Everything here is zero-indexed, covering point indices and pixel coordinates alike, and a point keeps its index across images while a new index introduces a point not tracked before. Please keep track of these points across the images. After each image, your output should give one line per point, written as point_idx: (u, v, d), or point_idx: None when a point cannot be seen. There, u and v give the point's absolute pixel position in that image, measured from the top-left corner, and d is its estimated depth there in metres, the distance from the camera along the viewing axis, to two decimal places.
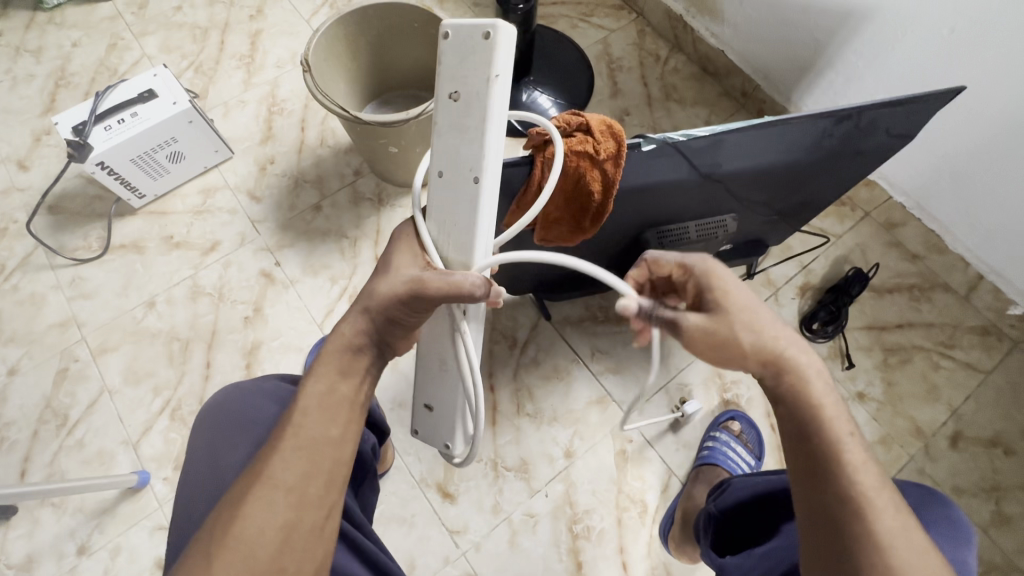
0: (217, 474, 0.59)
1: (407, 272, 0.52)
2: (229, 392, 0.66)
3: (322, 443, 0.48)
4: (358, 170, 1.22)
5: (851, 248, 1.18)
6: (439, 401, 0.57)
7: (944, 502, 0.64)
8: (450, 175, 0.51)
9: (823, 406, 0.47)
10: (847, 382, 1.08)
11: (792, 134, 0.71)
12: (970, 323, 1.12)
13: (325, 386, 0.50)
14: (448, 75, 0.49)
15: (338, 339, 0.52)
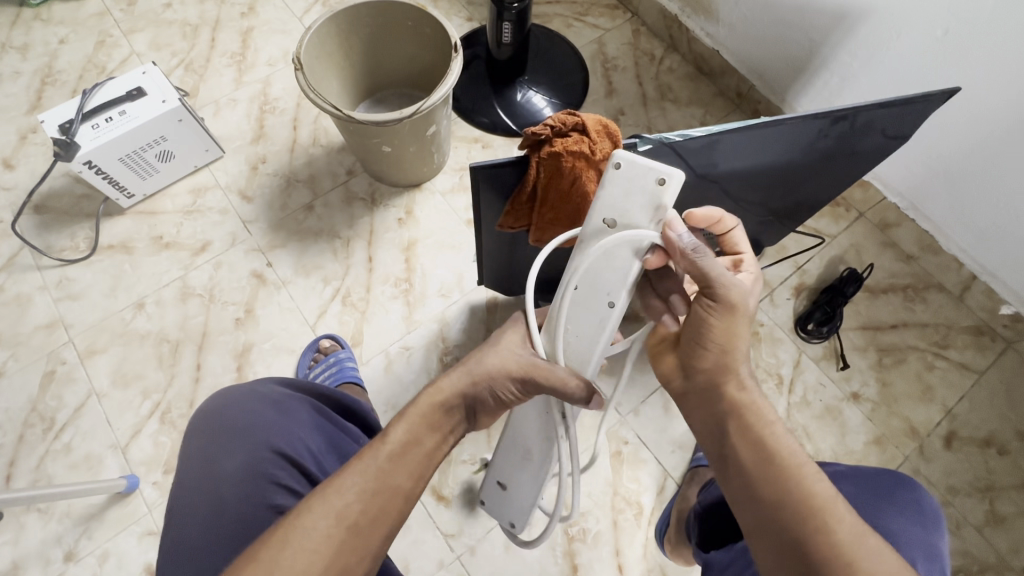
0: (219, 481, 0.59)
1: (517, 354, 0.57)
2: (226, 396, 0.65)
3: (397, 486, 0.50)
4: (351, 170, 1.21)
5: (845, 248, 1.18)
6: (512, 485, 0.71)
7: (909, 487, 0.64)
8: (585, 291, 0.53)
9: (752, 419, 0.49)
10: (842, 382, 1.08)
11: (789, 135, 0.70)
12: (964, 323, 1.13)
13: (411, 430, 0.53)
14: (605, 207, 0.51)
15: (437, 386, 0.56)
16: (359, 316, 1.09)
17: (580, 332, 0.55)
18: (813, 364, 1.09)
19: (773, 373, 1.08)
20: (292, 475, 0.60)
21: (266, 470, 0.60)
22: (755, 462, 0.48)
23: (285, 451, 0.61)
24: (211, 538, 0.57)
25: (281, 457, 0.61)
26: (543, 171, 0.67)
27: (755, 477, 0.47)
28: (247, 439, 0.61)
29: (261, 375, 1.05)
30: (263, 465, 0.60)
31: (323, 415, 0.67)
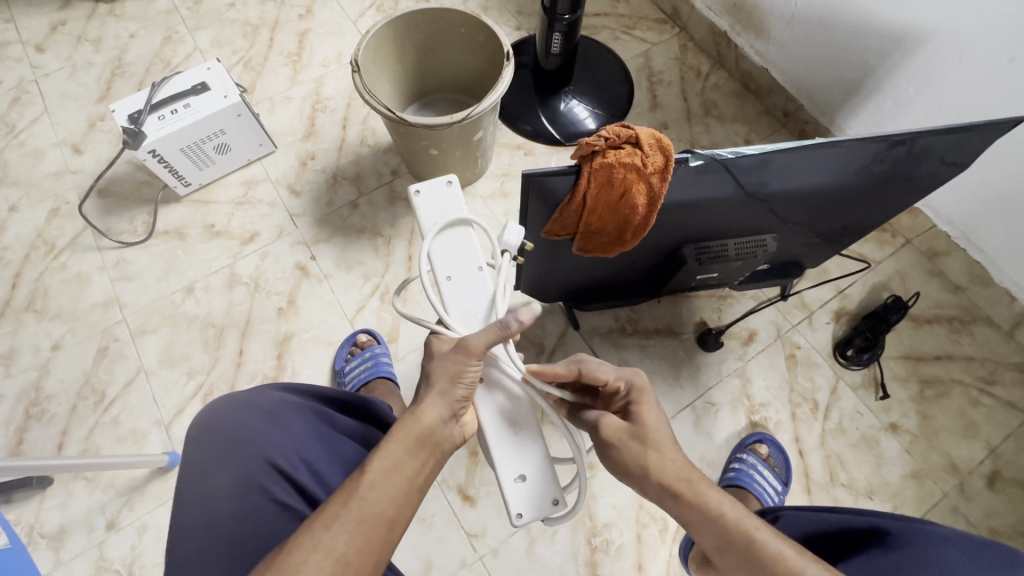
0: (209, 499, 0.59)
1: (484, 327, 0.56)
2: (219, 407, 0.65)
3: (381, 516, 0.50)
4: (397, 170, 1.25)
5: (890, 275, 1.15)
6: (527, 463, 0.58)
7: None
8: (452, 276, 0.63)
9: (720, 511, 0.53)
10: (880, 412, 1.06)
11: (843, 156, 0.70)
12: (1014, 359, 1.09)
13: (394, 460, 0.52)
14: (430, 212, 0.66)
15: (414, 415, 0.54)
16: (396, 313, 1.12)
17: (455, 309, 0.62)
18: (850, 392, 1.07)
19: (808, 398, 1.06)
20: (285, 488, 0.60)
21: (260, 483, 0.60)
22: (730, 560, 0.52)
23: (277, 463, 0.61)
24: (207, 556, 0.57)
25: (277, 472, 0.61)
26: (593, 181, 0.68)
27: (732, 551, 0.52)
28: (240, 453, 0.61)
29: (300, 365, 1.08)
30: (259, 479, 0.60)
31: (321, 419, 0.66)
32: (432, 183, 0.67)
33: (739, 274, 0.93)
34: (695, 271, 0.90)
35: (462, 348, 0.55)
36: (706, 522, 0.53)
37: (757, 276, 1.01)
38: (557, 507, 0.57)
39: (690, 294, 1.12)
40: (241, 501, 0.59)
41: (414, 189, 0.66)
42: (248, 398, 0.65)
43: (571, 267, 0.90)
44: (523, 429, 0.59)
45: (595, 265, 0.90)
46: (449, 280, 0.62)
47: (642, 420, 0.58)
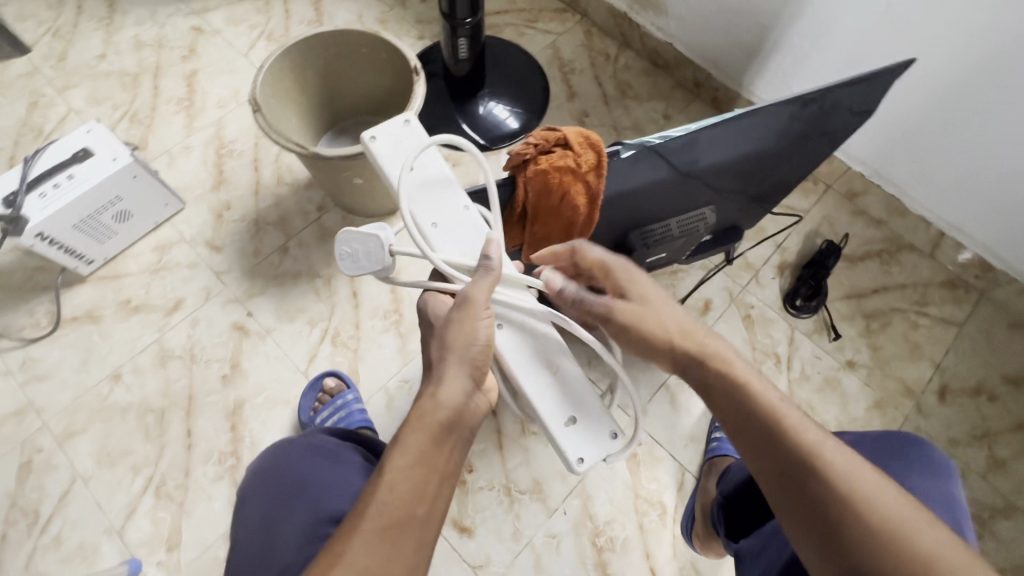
0: (271, 549, 0.59)
1: (480, 288, 0.54)
2: (279, 460, 0.68)
3: (407, 519, 0.46)
4: (322, 205, 1.18)
5: (819, 222, 1.22)
6: (574, 405, 0.57)
7: (917, 443, 0.69)
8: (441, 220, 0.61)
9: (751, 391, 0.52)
10: (835, 352, 1.11)
11: (763, 122, 0.72)
12: (937, 279, 1.18)
13: (418, 452, 0.49)
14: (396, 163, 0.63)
15: (431, 398, 0.51)
16: (352, 355, 1.06)
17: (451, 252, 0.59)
18: (806, 339, 1.11)
19: (770, 353, 1.10)
20: None
21: (318, 530, 0.58)
22: (759, 433, 0.50)
23: (334, 510, 0.60)
24: None
25: (332, 519, 0.59)
26: (531, 188, 0.67)
27: (755, 432, 0.51)
28: (300, 499, 0.62)
29: (258, 432, 1.00)
30: (315, 524, 0.59)
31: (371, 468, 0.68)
32: (388, 134, 0.65)
33: (685, 250, 0.95)
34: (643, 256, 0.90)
35: (470, 307, 0.53)
36: (735, 395, 0.53)
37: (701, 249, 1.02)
38: (617, 439, 0.56)
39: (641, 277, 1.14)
40: (301, 549, 0.57)
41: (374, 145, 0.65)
42: (308, 446, 0.68)
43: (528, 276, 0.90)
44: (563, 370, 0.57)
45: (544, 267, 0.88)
46: (435, 227, 0.61)
47: (644, 296, 0.59)
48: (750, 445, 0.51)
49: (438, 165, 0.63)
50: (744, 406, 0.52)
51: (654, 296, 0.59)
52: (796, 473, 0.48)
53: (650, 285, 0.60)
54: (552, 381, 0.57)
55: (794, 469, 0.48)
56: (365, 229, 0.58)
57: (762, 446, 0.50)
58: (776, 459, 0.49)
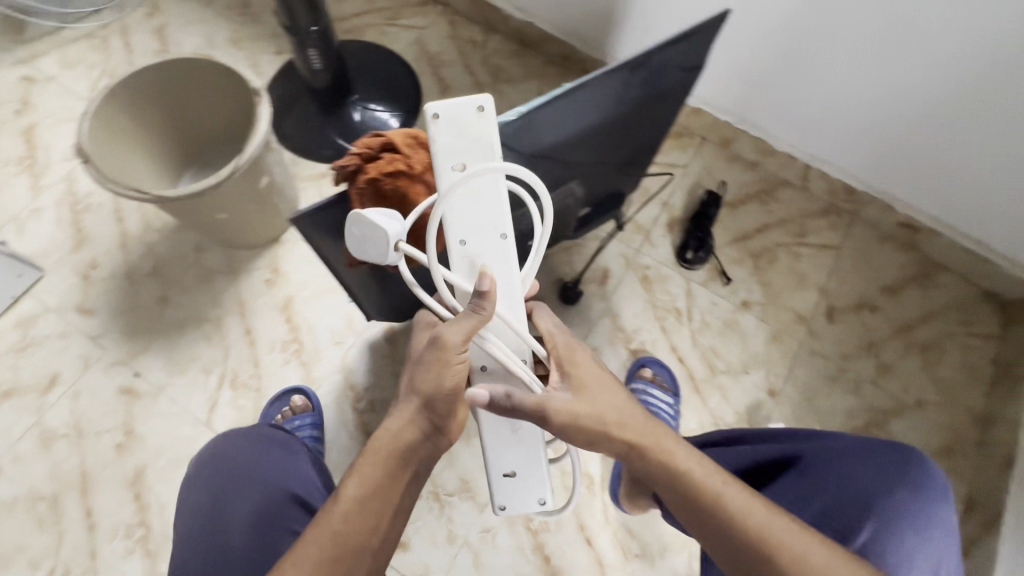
0: (229, 527, 0.65)
1: (461, 328, 0.52)
2: (224, 447, 0.72)
3: (355, 540, 0.53)
4: (199, 245, 1.11)
5: (699, 174, 1.26)
6: (523, 463, 0.60)
7: (918, 463, 0.63)
8: (472, 240, 0.55)
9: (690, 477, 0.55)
10: (730, 295, 1.16)
11: (598, 92, 0.73)
12: (813, 209, 1.25)
13: (372, 479, 0.54)
14: (446, 148, 0.54)
15: (387, 432, 0.56)
16: (256, 395, 1.02)
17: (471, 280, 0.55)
18: (703, 289, 1.16)
19: (670, 309, 1.14)
20: (300, 517, 0.67)
21: (279, 510, 0.66)
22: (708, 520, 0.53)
23: (296, 492, 0.69)
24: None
25: (294, 500, 0.68)
26: (367, 201, 0.64)
27: (703, 518, 0.53)
28: (258, 483, 0.68)
29: (165, 496, 0.95)
30: (276, 505, 0.67)
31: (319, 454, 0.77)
32: (455, 105, 0.54)
33: (564, 224, 0.97)
34: None
35: (444, 352, 0.52)
36: (678, 482, 0.55)
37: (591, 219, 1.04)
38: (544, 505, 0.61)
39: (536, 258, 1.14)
40: (263, 528, 0.65)
41: (434, 107, 0.53)
42: (257, 434, 0.73)
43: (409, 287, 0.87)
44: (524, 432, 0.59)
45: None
46: (464, 245, 0.55)
47: (580, 382, 0.57)
48: (705, 531, 0.53)
49: (494, 179, 0.54)
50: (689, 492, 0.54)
51: (592, 381, 0.58)
52: (748, 559, 0.50)
53: (588, 369, 0.59)
54: (513, 437, 0.59)
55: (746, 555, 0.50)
56: (371, 219, 0.49)
57: (714, 532, 0.52)
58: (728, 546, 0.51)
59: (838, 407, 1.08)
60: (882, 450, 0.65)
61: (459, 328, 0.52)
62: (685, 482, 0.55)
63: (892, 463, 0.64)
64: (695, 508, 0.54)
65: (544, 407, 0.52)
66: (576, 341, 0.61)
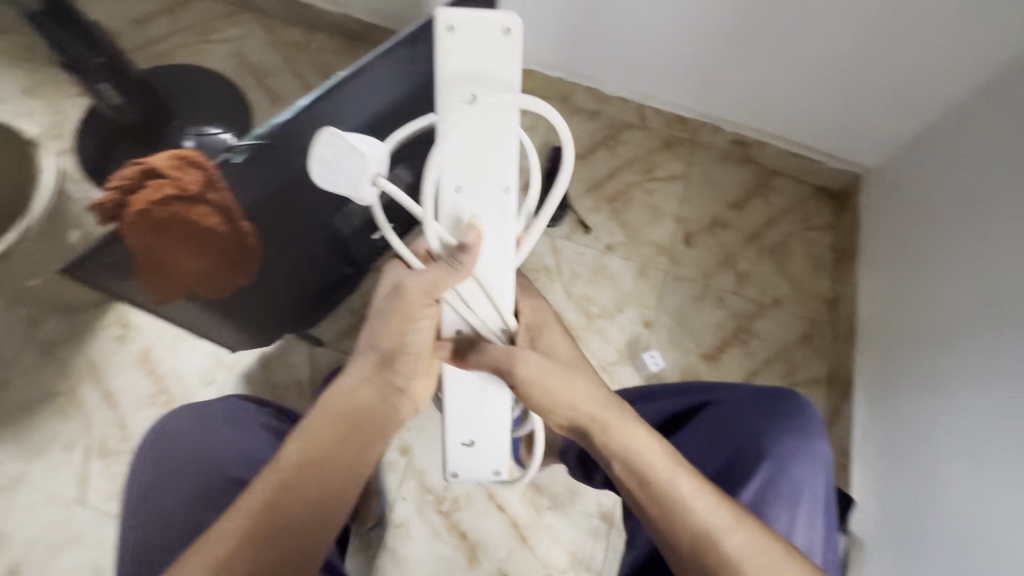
0: (217, 465, 0.72)
1: (439, 275, 0.53)
2: (200, 407, 0.77)
3: (312, 481, 0.57)
4: (31, 318, 1.02)
5: (546, 132, 1.30)
6: (479, 430, 0.64)
7: (810, 411, 0.76)
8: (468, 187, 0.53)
9: (652, 464, 0.58)
10: (594, 242, 1.20)
11: (381, 73, 0.72)
12: (656, 144, 1.31)
13: (326, 429, 0.59)
14: (454, 71, 0.51)
15: (341, 390, 0.60)
16: (129, 458, 0.96)
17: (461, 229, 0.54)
18: (568, 242, 1.19)
19: (541, 268, 1.17)
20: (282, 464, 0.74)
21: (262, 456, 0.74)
22: (657, 502, 0.57)
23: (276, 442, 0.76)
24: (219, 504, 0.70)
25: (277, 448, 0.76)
26: (141, 231, 0.64)
27: (657, 501, 0.57)
28: (245, 430, 0.76)
29: None
30: (260, 453, 0.74)
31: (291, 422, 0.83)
32: (475, 27, 0.50)
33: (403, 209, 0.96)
34: (360, 232, 0.90)
35: (405, 300, 0.55)
36: (639, 469, 0.58)
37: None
38: (495, 475, 0.65)
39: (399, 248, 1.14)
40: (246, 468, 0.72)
41: (327, 131, 0.48)
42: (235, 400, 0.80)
43: (255, 307, 0.85)
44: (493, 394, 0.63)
45: (274, 290, 0.84)
46: (460, 193, 0.53)
47: (552, 353, 0.61)
48: (653, 511, 0.57)
49: (504, 126, 0.52)
50: (648, 479, 0.58)
51: (563, 361, 0.61)
52: (698, 542, 0.55)
53: (562, 347, 0.63)
54: (480, 401, 0.63)
55: (693, 538, 0.55)
56: (351, 144, 0.48)
57: (665, 515, 0.56)
58: (677, 530, 0.56)
59: (708, 322, 1.16)
60: (773, 394, 0.77)
61: (435, 275, 0.53)
62: (651, 476, 0.58)
63: (780, 406, 0.75)
64: (664, 505, 0.57)
65: (510, 358, 0.58)
66: (546, 313, 0.64)
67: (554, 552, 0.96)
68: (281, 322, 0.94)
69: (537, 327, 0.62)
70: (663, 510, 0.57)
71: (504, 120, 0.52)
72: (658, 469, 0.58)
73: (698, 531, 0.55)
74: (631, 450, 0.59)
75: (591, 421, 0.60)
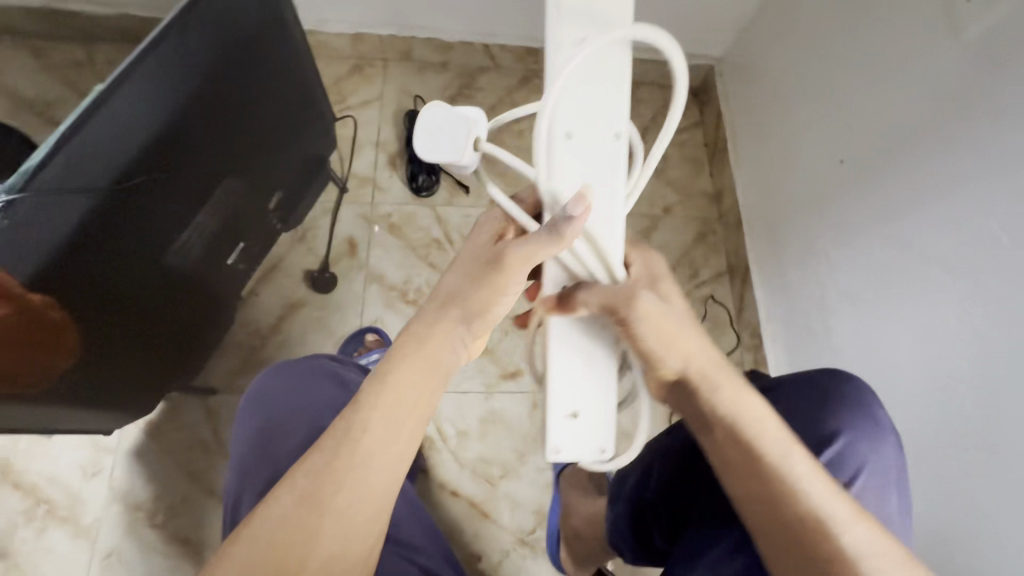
0: (292, 424, 0.76)
1: (540, 248, 0.44)
2: (268, 378, 0.81)
3: (381, 446, 0.47)
4: None
5: (396, 98, 1.21)
6: (583, 397, 0.50)
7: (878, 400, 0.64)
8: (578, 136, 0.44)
9: (758, 440, 0.48)
10: (478, 200, 1.14)
11: (149, 80, 0.61)
12: (513, 82, 1.25)
13: (410, 372, 0.49)
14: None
15: (420, 330, 0.50)
16: None
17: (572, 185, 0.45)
18: (450, 208, 1.13)
19: (430, 242, 1.10)
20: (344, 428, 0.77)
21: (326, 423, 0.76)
22: (761, 480, 0.47)
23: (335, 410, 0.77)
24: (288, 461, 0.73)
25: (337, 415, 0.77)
26: None
27: (753, 478, 0.48)
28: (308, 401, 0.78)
29: None
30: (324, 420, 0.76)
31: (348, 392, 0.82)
32: None
33: (253, 218, 0.89)
34: (208, 257, 0.82)
35: (500, 263, 0.47)
36: (747, 439, 0.48)
37: (288, 198, 0.97)
38: (603, 454, 0.51)
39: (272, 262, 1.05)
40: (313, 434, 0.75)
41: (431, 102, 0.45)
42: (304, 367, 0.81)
43: (119, 376, 0.76)
44: (598, 359, 0.50)
45: (131, 350, 0.75)
46: (571, 141, 0.45)
47: (670, 303, 0.49)
48: (751, 489, 0.48)
49: (615, 66, 0.44)
50: (753, 456, 0.48)
51: (668, 318, 0.48)
52: (798, 533, 0.45)
53: (674, 300, 0.50)
54: (585, 368, 0.49)
55: (797, 532, 0.45)
56: (455, 110, 0.45)
57: (764, 499, 0.47)
58: (776, 513, 0.46)
59: None
60: (825, 375, 0.66)
61: (529, 245, 0.45)
62: (759, 454, 0.48)
63: (830, 385, 0.65)
64: (769, 480, 0.47)
65: (611, 307, 0.47)
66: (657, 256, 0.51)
67: (520, 517, 0.94)
68: (163, 378, 0.85)
69: (651, 278, 0.49)
70: (765, 485, 0.47)
71: (614, 63, 0.44)
72: (767, 444, 0.48)
73: (802, 520, 0.46)
74: (740, 423, 0.48)
75: (696, 381, 0.49)
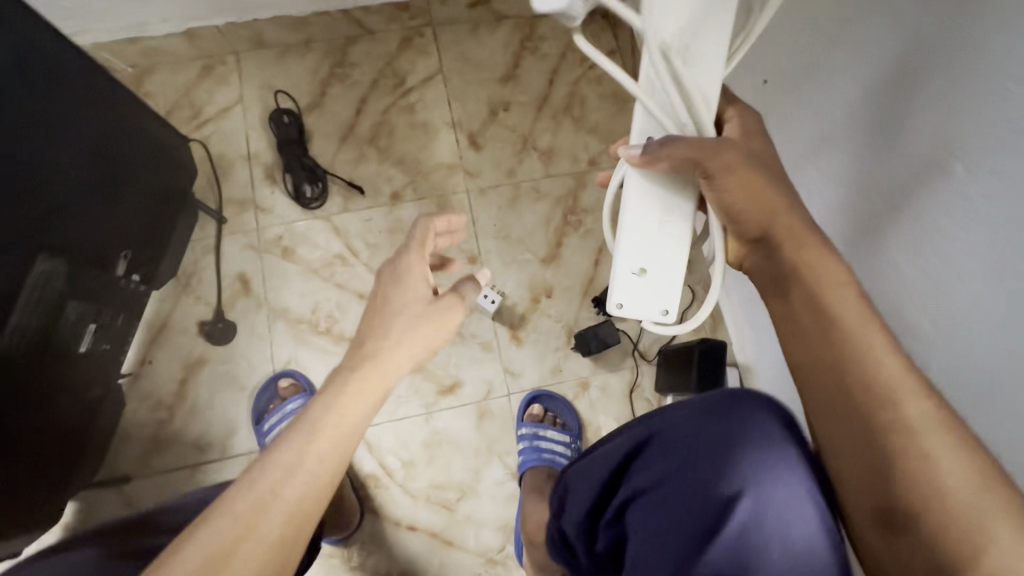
0: None
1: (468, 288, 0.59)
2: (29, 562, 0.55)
3: (318, 474, 0.47)
4: None
5: (260, 96, 1.03)
6: (650, 247, 0.44)
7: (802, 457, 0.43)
8: None
9: (839, 331, 0.39)
10: (376, 198, 1.00)
11: None
12: (392, 47, 1.07)
13: (360, 396, 0.52)
14: None
15: (374, 354, 0.55)
16: None
17: (689, 52, 0.38)
18: (345, 214, 0.99)
19: (331, 259, 0.97)
20: None
21: None
22: (830, 377, 0.39)
23: None
24: None
25: None
26: None
27: (823, 370, 0.39)
28: None
29: None
30: None
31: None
32: None
33: (101, 293, 0.76)
34: (59, 354, 0.70)
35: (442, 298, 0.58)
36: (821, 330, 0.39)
37: (150, 237, 0.84)
38: (666, 317, 0.45)
39: (160, 320, 0.93)
40: None
41: None
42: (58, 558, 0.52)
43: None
44: (672, 210, 0.44)
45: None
46: None
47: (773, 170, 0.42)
48: (818, 387, 0.39)
49: None
50: (825, 350, 0.39)
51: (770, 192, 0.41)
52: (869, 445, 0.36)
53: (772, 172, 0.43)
54: (657, 223, 0.44)
55: (870, 451, 0.36)
56: None
57: (833, 406, 0.38)
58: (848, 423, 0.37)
59: (534, 223, 1.01)
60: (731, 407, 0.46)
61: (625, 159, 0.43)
62: (841, 338, 0.38)
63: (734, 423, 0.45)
64: (840, 374, 0.38)
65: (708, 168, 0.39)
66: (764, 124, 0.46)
67: (485, 537, 0.88)
68: (51, 499, 0.75)
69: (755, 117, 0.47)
70: (837, 376, 0.38)
71: None
72: (852, 338, 0.38)
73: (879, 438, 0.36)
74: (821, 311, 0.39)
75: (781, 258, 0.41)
